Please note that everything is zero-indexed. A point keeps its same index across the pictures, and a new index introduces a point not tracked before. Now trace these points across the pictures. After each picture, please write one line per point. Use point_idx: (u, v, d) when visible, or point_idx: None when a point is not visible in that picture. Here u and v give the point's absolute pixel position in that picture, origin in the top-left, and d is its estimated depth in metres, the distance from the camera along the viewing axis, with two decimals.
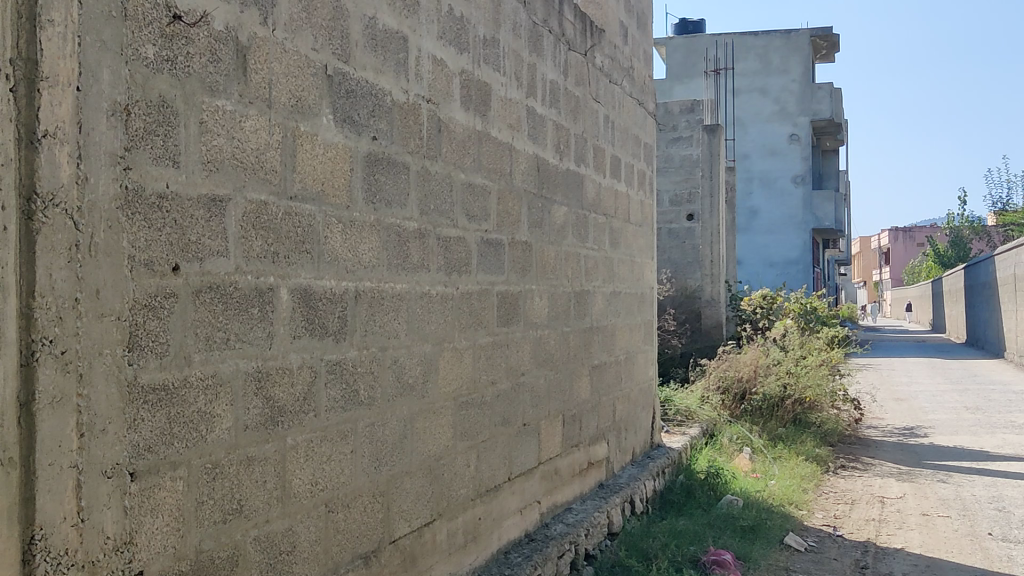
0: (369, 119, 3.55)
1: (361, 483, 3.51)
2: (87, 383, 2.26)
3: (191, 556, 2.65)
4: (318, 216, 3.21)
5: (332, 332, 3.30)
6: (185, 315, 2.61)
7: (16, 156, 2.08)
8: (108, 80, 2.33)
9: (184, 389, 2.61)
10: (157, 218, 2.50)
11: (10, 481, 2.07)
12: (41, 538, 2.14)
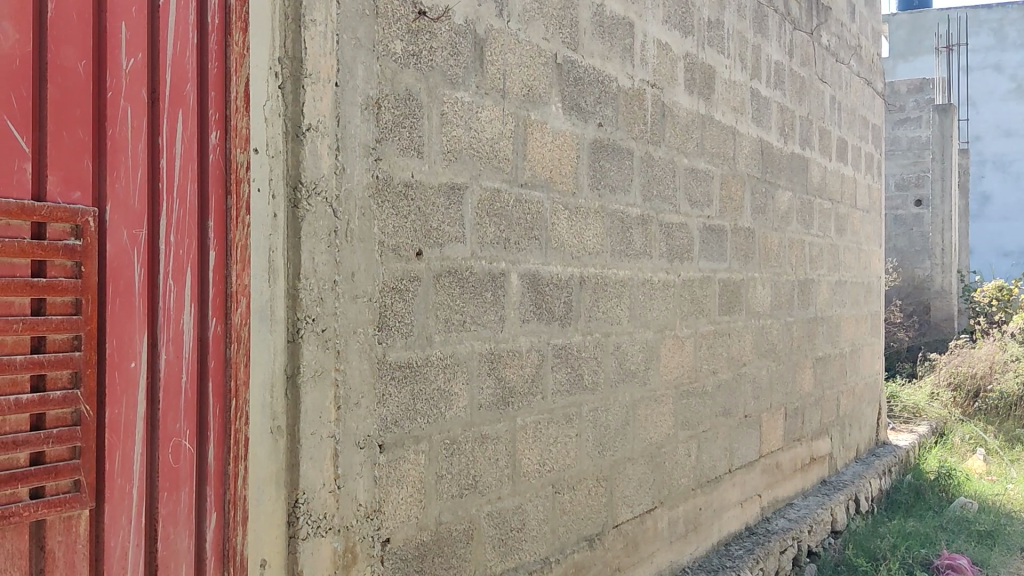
0: (596, 105, 3.53)
1: (586, 467, 3.53)
2: (343, 360, 2.40)
3: (432, 527, 2.74)
4: (545, 203, 3.22)
5: (558, 317, 3.31)
6: (426, 298, 2.70)
7: (284, 148, 2.25)
8: (362, 76, 2.45)
9: (426, 367, 2.71)
10: (404, 205, 2.61)
11: (278, 448, 2.24)
12: (304, 502, 2.29)
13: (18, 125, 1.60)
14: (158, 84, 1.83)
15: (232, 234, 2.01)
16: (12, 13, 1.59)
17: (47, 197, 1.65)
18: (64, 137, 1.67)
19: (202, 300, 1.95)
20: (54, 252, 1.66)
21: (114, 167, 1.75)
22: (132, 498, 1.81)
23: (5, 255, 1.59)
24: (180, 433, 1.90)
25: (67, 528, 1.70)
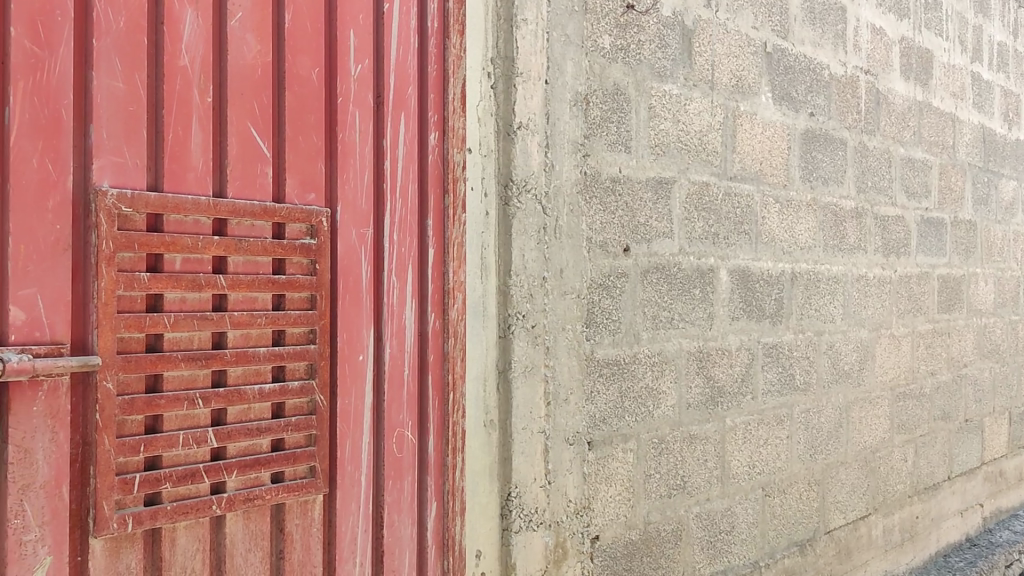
0: (807, 94, 3.35)
1: (796, 470, 3.34)
2: (553, 356, 2.24)
3: (640, 526, 2.55)
4: (756, 196, 3.01)
5: (768, 314, 3.12)
6: (634, 295, 2.49)
7: (495, 147, 2.13)
8: (571, 71, 2.27)
9: (634, 365, 2.50)
10: (611, 201, 2.40)
11: (491, 441, 2.14)
12: (517, 496, 2.18)
13: (261, 130, 1.66)
14: (382, 89, 1.86)
15: (452, 232, 2.00)
16: (255, 26, 1.64)
17: (286, 199, 1.71)
18: (300, 142, 1.72)
19: (423, 296, 1.96)
20: (292, 250, 1.70)
21: (343, 170, 1.79)
22: (360, 485, 1.84)
23: (251, 254, 1.64)
24: (403, 424, 1.92)
25: (303, 511, 1.74)
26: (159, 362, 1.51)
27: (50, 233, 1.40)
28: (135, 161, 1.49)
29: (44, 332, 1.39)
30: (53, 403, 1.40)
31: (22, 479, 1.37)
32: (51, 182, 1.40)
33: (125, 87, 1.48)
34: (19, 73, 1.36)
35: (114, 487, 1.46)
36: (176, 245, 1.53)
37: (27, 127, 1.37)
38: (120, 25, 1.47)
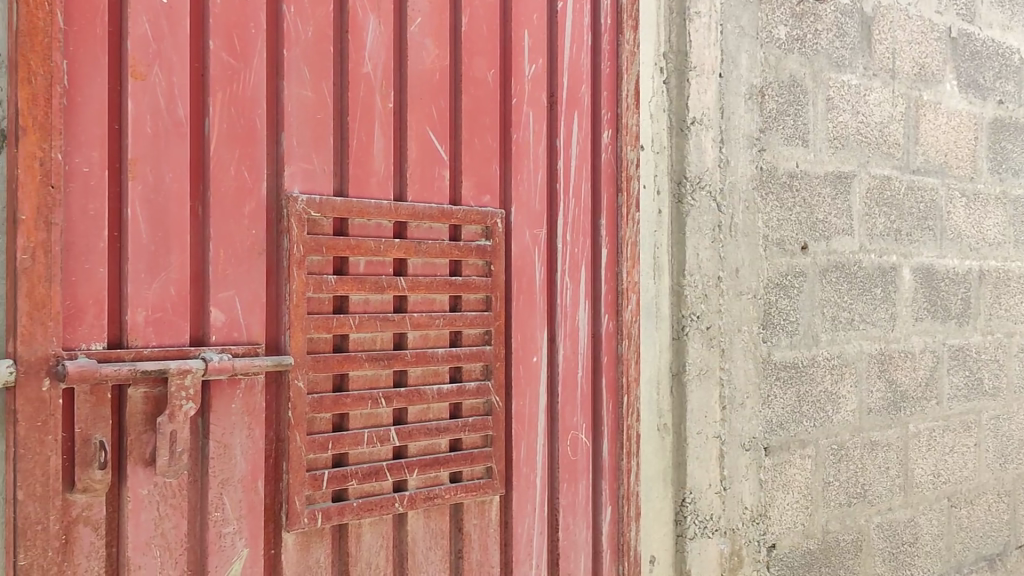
0: (995, 81, 3.14)
1: (985, 480, 3.13)
2: (728, 358, 2.17)
3: (819, 535, 2.44)
4: (941, 190, 2.85)
5: (954, 315, 2.94)
6: (813, 295, 2.39)
7: (668, 144, 2.09)
8: (746, 64, 2.20)
9: (812, 368, 2.40)
10: (788, 197, 2.31)
11: (664, 446, 2.10)
12: (692, 502, 2.13)
13: (438, 134, 1.66)
14: (556, 88, 1.83)
15: (625, 232, 1.95)
16: (433, 31, 1.65)
17: (461, 202, 1.69)
18: (476, 144, 1.71)
19: (596, 297, 1.92)
20: (468, 252, 1.69)
21: (518, 171, 1.77)
22: (536, 487, 1.80)
23: (429, 256, 1.64)
24: (578, 426, 1.88)
25: (480, 511, 1.73)
26: (345, 362, 1.53)
27: (246, 238, 1.45)
28: (322, 167, 1.53)
29: (241, 333, 1.45)
30: (249, 402, 1.45)
31: (221, 474, 1.42)
32: (247, 189, 1.45)
33: (313, 95, 1.51)
34: (218, 85, 1.41)
35: (304, 483, 1.49)
36: (359, 248, 1.55)
37: (225, 137, 1.42)
38: (308, 36, 1.50)
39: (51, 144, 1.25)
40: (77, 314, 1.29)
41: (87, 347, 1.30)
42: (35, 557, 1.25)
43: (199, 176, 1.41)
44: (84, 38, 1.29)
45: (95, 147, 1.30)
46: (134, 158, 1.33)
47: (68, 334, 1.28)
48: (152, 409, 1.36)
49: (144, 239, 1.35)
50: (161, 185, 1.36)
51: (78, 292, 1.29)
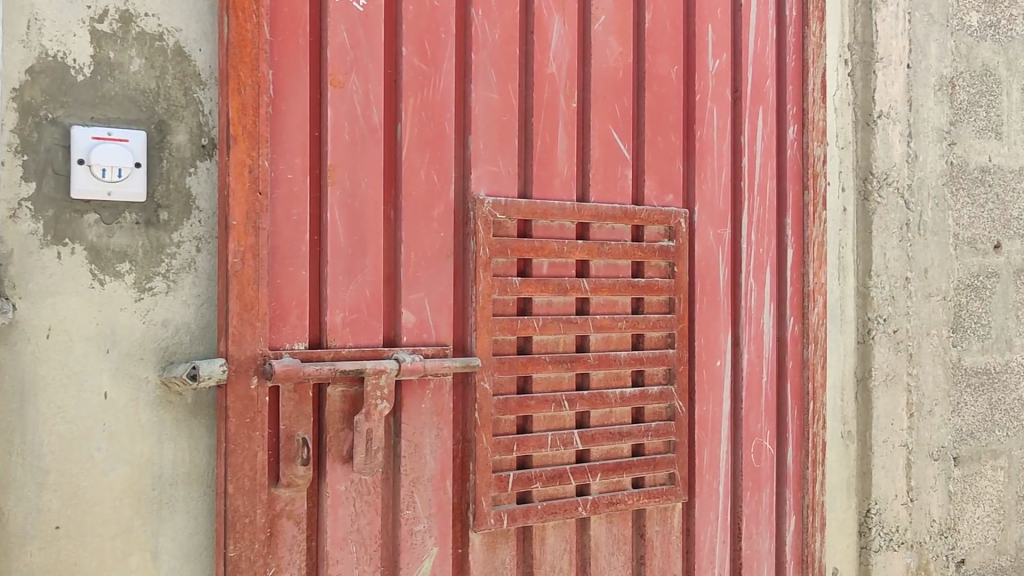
0: None
1: None
2: (917, 363, 2.08)
3: (1012, 551, 2.27)
4: None
5: None
6: (1006, 296, 2.24)
7: (853, 138, 2.03)
8: (935, 54, 2.10)
9: (1006, 375, 2.24)
10: (981, 193, 2.18)
11: (849, 454, 2.03)
12: (877, 513, 2.04)
13: (622, 133, 1.64)
14: (740, 83, 1.79)
15: (813, 231, 1.89)
16: (617, 28, 1.64)
17: (644, 202, 1.67)
18: (659, 142, 1.68)
19: (782, 299, 1.87)
20: (651, 253, 1.66)
21: (702, 169, 1.73)
22: (719, 494, 1.77)
23: (612, 257, 1.61)
24: (762, 432, 1.83)
25: (663, 518, 1.70)
26: (530, 364, 1.51)
27: (435, 241, 1.45)
28: (508, 169, 1.52)
29: (431, 334, 1.44)
30: (439, 402, 1.43)
31: (412, 473, 1.41)
32: (437, 193, 1.45)
33: (500, 98, 1.51)
34: (410, 90, 1.42)
35: (491, 484, 1.46)
36: (544, 249, 1.52)
37: (416, 141, 1.43)
38: (495, 39, 1.50)
39: (258, 151, 1.29)
40: (282, 314, 1.33)
41: (291, 346, 1.33)
42: (244, 549, 1.26)
43: (391, 180, 1.42)
44: (288, 48, 1.32)
45: (298, 154, 1.33)
46: (333, 164, 1.36)
47: (275, 334, 1.32)
48: (350, 407, 1.37)
49: (342, 242, 1.37)
50: (358, 190, 1.38)
51: (282, 293, 1.33)
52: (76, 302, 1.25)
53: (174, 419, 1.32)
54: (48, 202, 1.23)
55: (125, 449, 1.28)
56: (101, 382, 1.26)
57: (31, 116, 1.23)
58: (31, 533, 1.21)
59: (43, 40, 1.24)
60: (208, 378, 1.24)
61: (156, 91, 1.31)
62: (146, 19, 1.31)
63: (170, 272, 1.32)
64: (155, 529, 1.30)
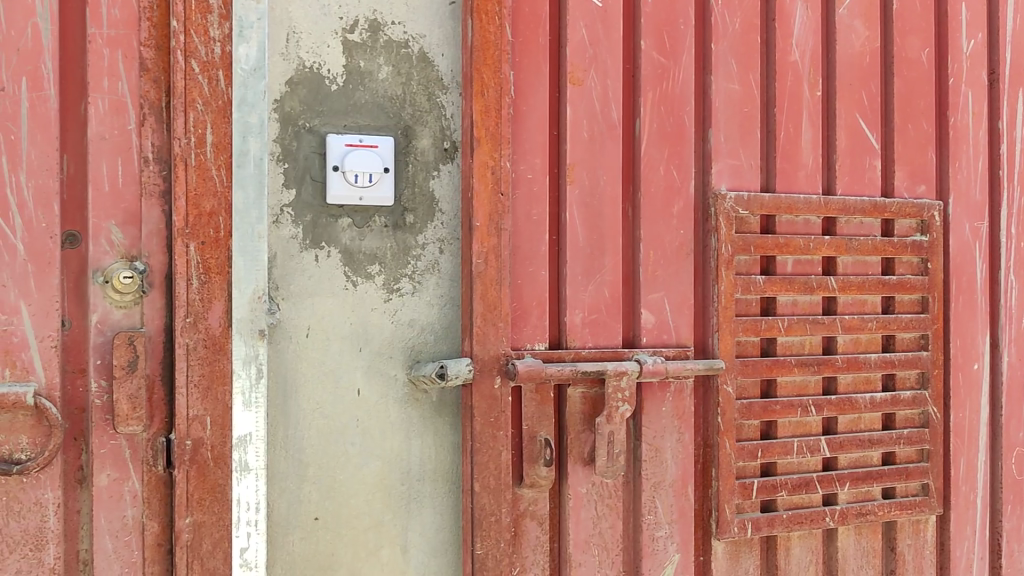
0: None
1: None
2: None
3: None
4: None
5: None
6: None
7: None
8: None
9: None
10: None
11: None
12: None
13: (870, 122, 1.55)
14: (998, 64, 1.66)
15: None
16: (863, 10, 1.55)
17: (894, 193, 1.57)
18: (909, 130, 1.58)
19: None
20: (903, 248, 1.56)
21: (956, 157, 1.62)
22: (977, 508, 1.64)
23: (861, 254, 1.52)
24: None
25: (915, 531, 1.59)
26: (774, 367, 1.44)
27: (675, 239, 1.40)
28: (750, 163, 1.46)
29: (671, 335, 1.40)
30: (679, 405, 1.39)
31: (653, 477, 1.37)
32: (676, 188, 1.40)
33: (741, 89, 1.46)
34: (649, 84, 1.39)
35: (735, 491, 1.42)
36: (788, 246, 1.46)
37: (655, 137, 1.39)
38: (736, 28, 1.45)
39: (500, 153, 1.27)
40: (523, 314, 1.31)
41: (532, 346, 1.31)
42: (490, 548, 1.25)
43: (630, 177, 1.40)
44: (529, 48, 1.32)
45: (539, 154, 1.32)
46: (572, 163, 1.33)
47: (516, 334, 1.31)
48: (590, 409, 1.33)
49: (581, 242, 1.34)
50: (597, 189, 1.35)
51: (524, 294, 1.31)
52: (332, 304, 1.30)
53: (420, 416, 1.34)
54: (306, 208, 1.28)
55: (376, 444, 1.32)
56: (354, 379, 1.31)
57: (291, 125, 1.28)
58: (292, 524, 1.27)
59: (301, 52, 1.29)
60: (456, 377, 1.23)
61: (402, 97, 1.34)
62: (392, 27, 1.34)
63: (416, 273, 1.34)
64: (404, 523, 1.33)
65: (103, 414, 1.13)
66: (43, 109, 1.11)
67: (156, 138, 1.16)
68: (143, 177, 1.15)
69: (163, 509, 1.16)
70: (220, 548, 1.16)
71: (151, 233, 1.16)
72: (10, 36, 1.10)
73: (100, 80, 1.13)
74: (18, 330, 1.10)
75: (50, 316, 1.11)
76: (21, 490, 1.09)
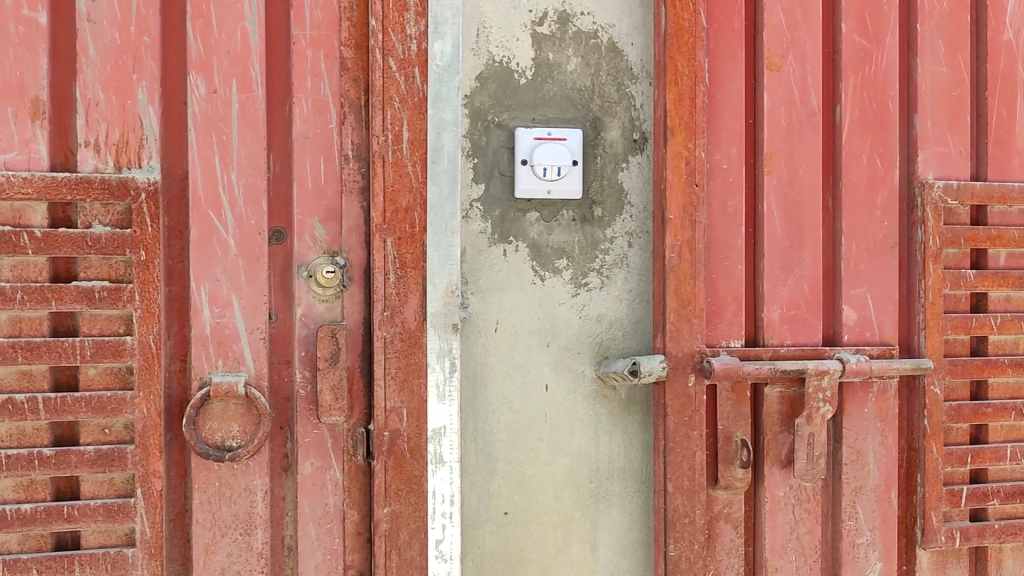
0: None
1: None
2: None
3: None
4: None
5: None
6: None
7: None
8: None
9: None
10: None
11: None
12: None
13: None
14: None
15: None
16: None
17: None
18: None
19: None
20: None
21: None
22: None
23: None
24: None
25: None
26: (986, 367, 1.35)
27: (879, 231, 1.33)
28: (959, 150, 1.38)
29: (874, 333, 1.33)
30: (883, 406, 1.32)
31: (854, 481, 1.31)
32: (880, 178, 1.33)
33: (950, 71, 1.37)
34: (850, 69, 1.32)
35: (942, 498, 1.34)
36: (1002, 238, 1.36)
37: (857, 123, 1.32)
38: (944, 7, 1.36)
39: (695, 142, 1.24)
40: (718, 310, 1.27)
41: (728, 344, 1.28)
42: (684, 549, 1.23)
43: (830, 166, 1.33)
44: (724, 36, 1.28)
45: (734, 143, 1.28)
46: (769, 152, 1.29)
47: (711, 331, 1.27)
48: (788, 409, 1.29)
49: (779, 235, 1.29)
50: (796, 178, 1.30)
51: (719, 288, 1.27)
52: (520, 298, 1.28)
53: (609, 413, 1.31)
54: (495, 202, 1.28)
55: (566, 441, 1.30)
56: (543, 374, 1.29)
57: (480, 120, 1.28)
58: (483, 517, 1.27)
59: (491, 47, 1.28)
60: (649, 375, 1.21)
61: (591, 88, 1.31)
62: (582, 18, 1.31)
63: (604, 268, 1.31)
64: (594, 521, 1.31)
65: (307, 404, 1.17)
66: (252, 110, 1.15)
67: (356, 137, 1.18)
68: (344, 175, 1.18)
69: (362, 498, 1.18)
70: (417, 540, 1.17)
71: (351, 229, 1.18)
72: (221, 39, 1.14)
73: (304, 81, 1.17)
74: (230, 322, 1.14)
75: (259, 308, 1.15)
76: (233, 476, 1.14)
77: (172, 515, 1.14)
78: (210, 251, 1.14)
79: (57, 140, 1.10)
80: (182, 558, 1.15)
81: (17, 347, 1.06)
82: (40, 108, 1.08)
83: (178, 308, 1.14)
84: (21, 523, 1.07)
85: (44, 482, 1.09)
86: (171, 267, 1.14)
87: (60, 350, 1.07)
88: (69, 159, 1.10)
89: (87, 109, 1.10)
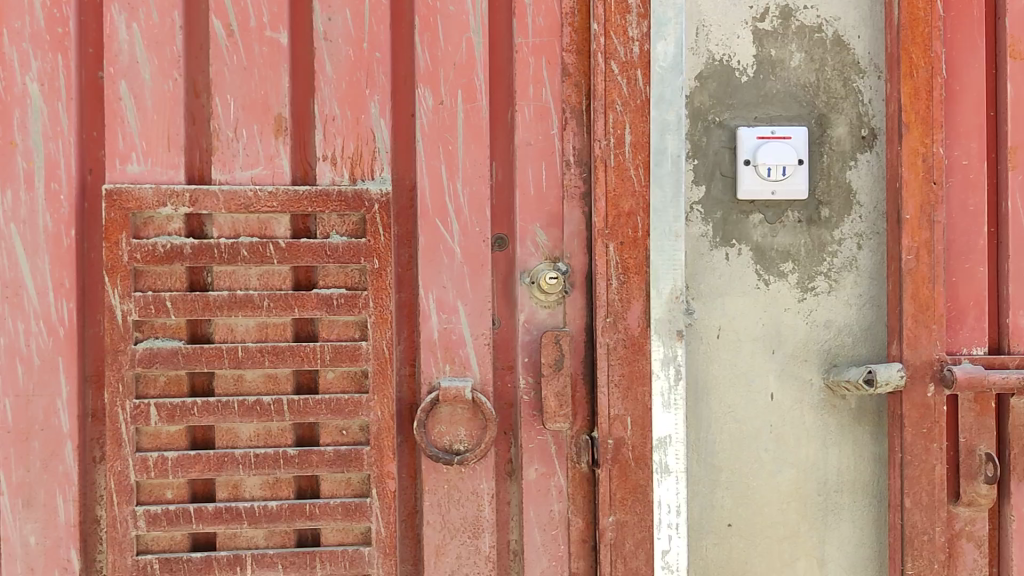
0: None
1: None
2: None
3: None
4: None
5: None
6: None
7: None
8: None
9: None
10: None
11: None
12: None
13: None
14: None
15: None
16: None
17: None
18: None
19: None
20: None
21: None
22: None
23: None
24: None
25: None
26: None
27: None
28: None
29: None
30: None
31: None
32: None
33: None
34: None
35: None
36: None
37: None
38: None
39: (933, 138, 1.17)
40: (959, 316, 1.20)
41: (969, 351, 1.20)
42: (923, 568, 1.16)
43: None
44: (962, 23, 1.20)
45: (975, 138, 1.20)
46: (1013, 146, 1.20)
47: (951, 337, 1.20)
48: None
49: None
50: None
51: (959, 293, 1.20)
52: (743, 303, 1.25)
53: (839, 423, 1.26)
54: (716, 204, 1.25)
55: (792, 452, 1.26)
56: (768, 382, 1.26)
57: (701, 121, 1.25)
58: (706, 529, 1.25)
59: (711, 46, 1.25)
60: (885, 383, 1.15)
61: (816, 84, 1.26)
62: (805, 12, 1.26)
63: (832, 271, 1.26)
64: (822, 536, 1.26)
65: (531, 409, 1.17)
66: (477, 119, 1.17)
67: (577, 142, 1.18)
68: (566, 181, 1.18)
69: (587, 506, 1.19)
70: (642, 549, 1.16)
71: (572, 234, 1.18)
72: (448, 51, 1.16)
73: (527, 88, 1.17)
74: (456, 328, 1.16)
75: (484, 315, 1.17)
76: (460, 479, 1.16)
77: (405, 515, 1.18)
78: (438, 259, 1.16)
79: (298, 155, 1.15)
80: (413, 558, 1.18)
81: (265, 351, 1.12)
82: (282, 125, 1.14)
83: (408, 314, 1.18)
84: (268, 519, 1.12)
85: (288, 480, 1.14)
86: (401, 274, 1.17)
87: (303, 354, 1.12)
88: (309, 172, 1.16)
89: (325, 124, 1.14)
